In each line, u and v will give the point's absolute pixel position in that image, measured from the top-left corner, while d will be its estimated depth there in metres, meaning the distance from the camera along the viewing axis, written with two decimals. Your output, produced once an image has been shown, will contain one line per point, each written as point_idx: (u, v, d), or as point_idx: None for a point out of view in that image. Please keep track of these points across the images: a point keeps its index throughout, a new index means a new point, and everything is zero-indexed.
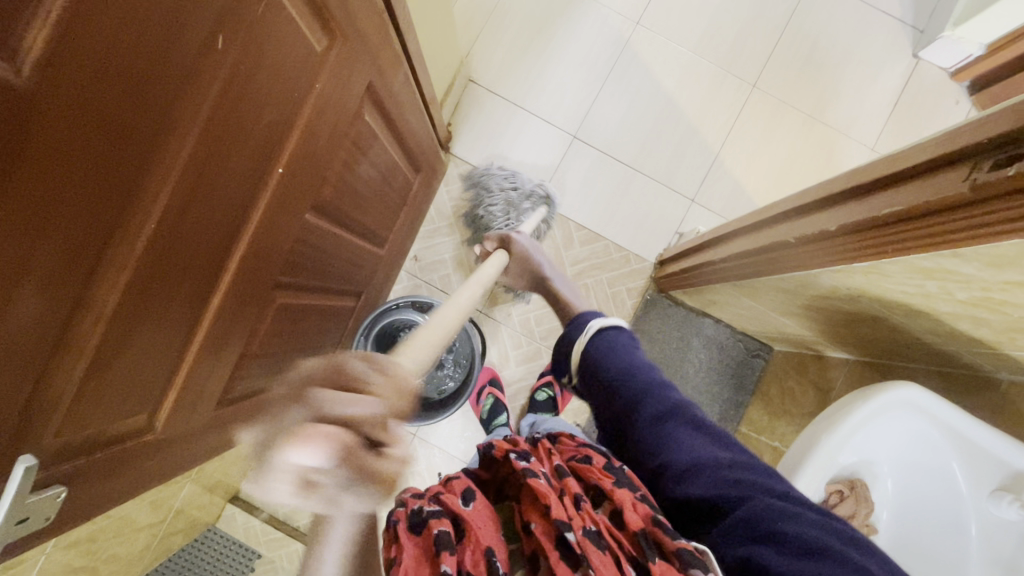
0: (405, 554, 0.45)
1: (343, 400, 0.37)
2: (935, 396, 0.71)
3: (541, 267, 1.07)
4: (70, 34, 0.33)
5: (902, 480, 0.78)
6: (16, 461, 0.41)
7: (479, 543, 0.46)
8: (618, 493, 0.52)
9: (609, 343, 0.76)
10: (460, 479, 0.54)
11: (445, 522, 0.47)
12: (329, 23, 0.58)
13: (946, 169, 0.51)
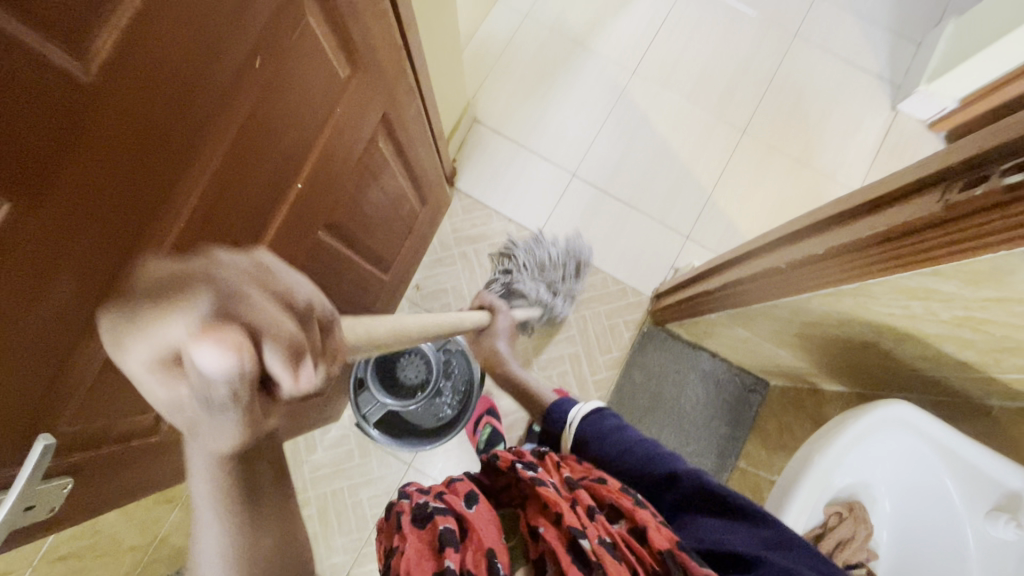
0: (409, 545, 0.45)
1: (274, 324, 0.26)
2: (927, 414, 0.72)
3: (500, 349, 1.12)
4: (131, 40, 0.36)
5: (899, 502, 0.78)
6: (36, 438, 0.43)
7: (482, 543, 0.46)
8: (638, 512, 0.51)
9: (596, 429, 0.72)
10: (462, 482, 0.55)
11: (449, 519, 0.48)
12: (354, 54, 0.64)
13: (920, 194, 0.55)
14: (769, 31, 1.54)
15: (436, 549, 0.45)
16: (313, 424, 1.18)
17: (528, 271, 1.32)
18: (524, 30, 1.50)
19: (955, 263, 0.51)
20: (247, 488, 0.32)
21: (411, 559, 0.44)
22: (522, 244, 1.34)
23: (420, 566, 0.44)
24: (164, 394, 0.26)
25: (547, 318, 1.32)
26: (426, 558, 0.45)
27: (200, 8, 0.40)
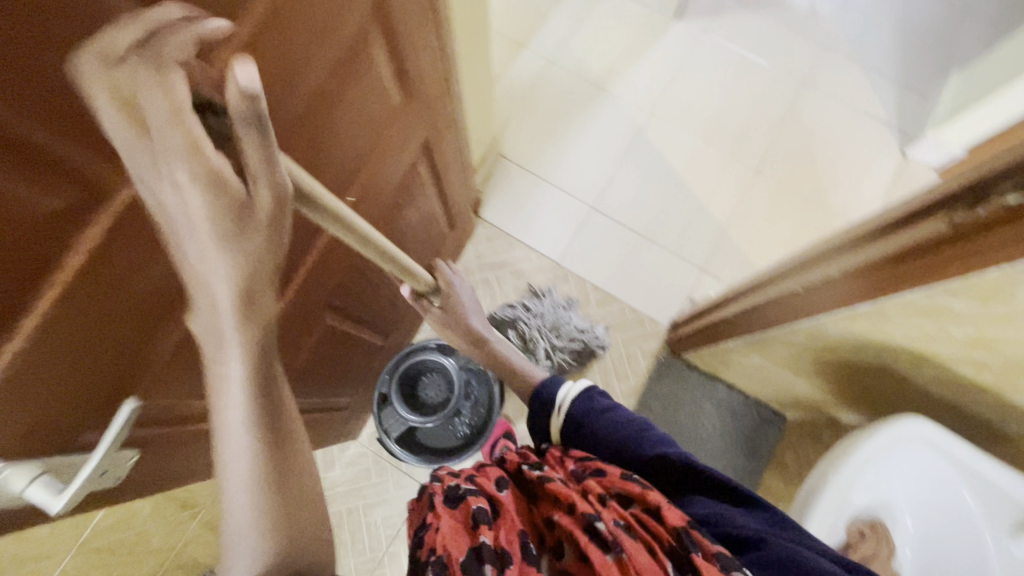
0: (445, 522, 0.49)
1: (173, 30, 0.33)
2: (946, 430, 0.73)
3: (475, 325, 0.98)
4: (242, 57, 0.41)
5: (921, 523, 0.78)
6: (121, 403, 0.47)
7: (513, 525, 0.50)
8: (649, 493, 0.53)
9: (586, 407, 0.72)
10: (491, 466, 0.59)
11: (482, 500, 0.51)
12: (408, 85, 0.71)
13: (924, 217, 0.59)
14: (780, 80, 1.63)
15: (471, 526, 0.48)
16: (334, 439, 1.20)
17: (541, 322, 1.35)
18: (548, 74, 1.61)
19: (974, 278, 0.55)
20: (269, 428, 0.43)
21: (447, 535, 0.47)
22: (552, 300, 1.39)
23: (456, 541, 0.47)
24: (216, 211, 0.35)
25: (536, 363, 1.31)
26: (462, 533, 0.48)
27: (300, 36, 0.47)
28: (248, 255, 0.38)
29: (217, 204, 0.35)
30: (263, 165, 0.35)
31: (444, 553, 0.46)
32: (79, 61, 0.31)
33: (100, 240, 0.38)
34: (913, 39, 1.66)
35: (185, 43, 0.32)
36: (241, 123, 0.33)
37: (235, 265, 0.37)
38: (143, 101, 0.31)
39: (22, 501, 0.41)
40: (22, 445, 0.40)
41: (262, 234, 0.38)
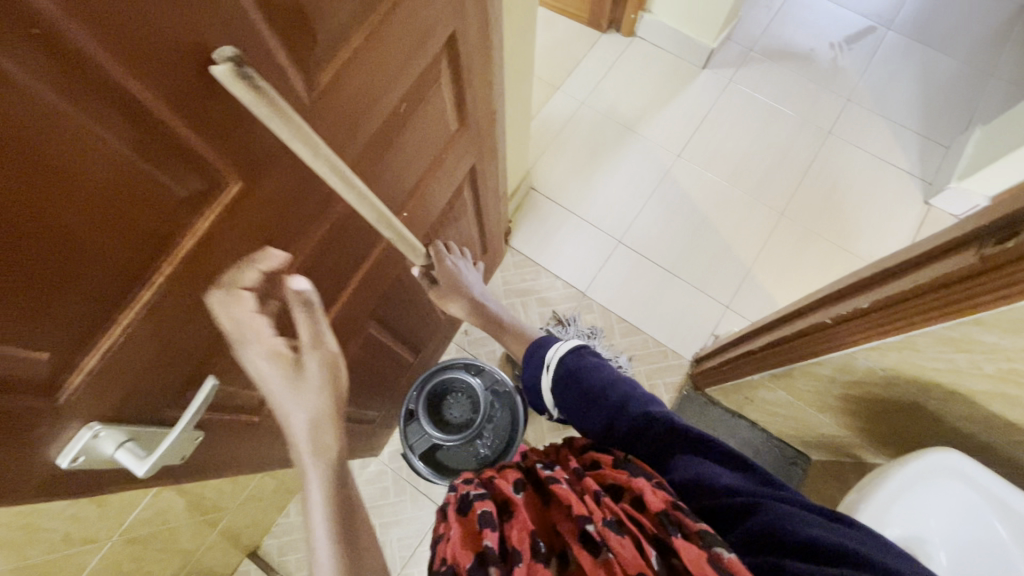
0: (454, 530, 0.49)
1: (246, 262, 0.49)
2: (975, 462, 0.74)
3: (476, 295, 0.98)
4: (342, 75, 0.47)
5: (960, 565, 0.73)
6: (203, 378, 0.52)
7: (525, 522, 0.49)
8: (636, 483, 0.53)
9: (572, 363, 0.73)
10: (510, 468, 0.60)
11: (488, 503, 0.51)
12: (465, 113, 0.78)
13: (957, 251, 0.62)
14: (804, 128, 1.69)
15: (479, 531, 0.49)
16: (359, 453, 1.21)
17: None
18: (580, 114, 1.69)
19: (1007, 307, 0.57)
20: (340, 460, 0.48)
21: (455, 544, 0.47)
22: (577, 327, 1.43)
23: (462, 547, 0.47)
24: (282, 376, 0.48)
25: None
26: (469, 539, 0.48)
27: (388, 61, 0.52)
28: (310, 400, 0.48)
29: (281, 363, 0.49)
30: (313, 326, 0.51)
31: (453, 563, 0.46)
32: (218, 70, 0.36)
33: (211, 228, 0.43)
34: (934, 96, 1.73)
35: (250, 271, 0.49)
36: (297, 311, 0.51)
37: (300, 406, 0.48)
38: (227, 306, 0.47)
39: (109, 463, 0.45)
40: (116, 410, 0.44)
41: (318, 382, 0.49)
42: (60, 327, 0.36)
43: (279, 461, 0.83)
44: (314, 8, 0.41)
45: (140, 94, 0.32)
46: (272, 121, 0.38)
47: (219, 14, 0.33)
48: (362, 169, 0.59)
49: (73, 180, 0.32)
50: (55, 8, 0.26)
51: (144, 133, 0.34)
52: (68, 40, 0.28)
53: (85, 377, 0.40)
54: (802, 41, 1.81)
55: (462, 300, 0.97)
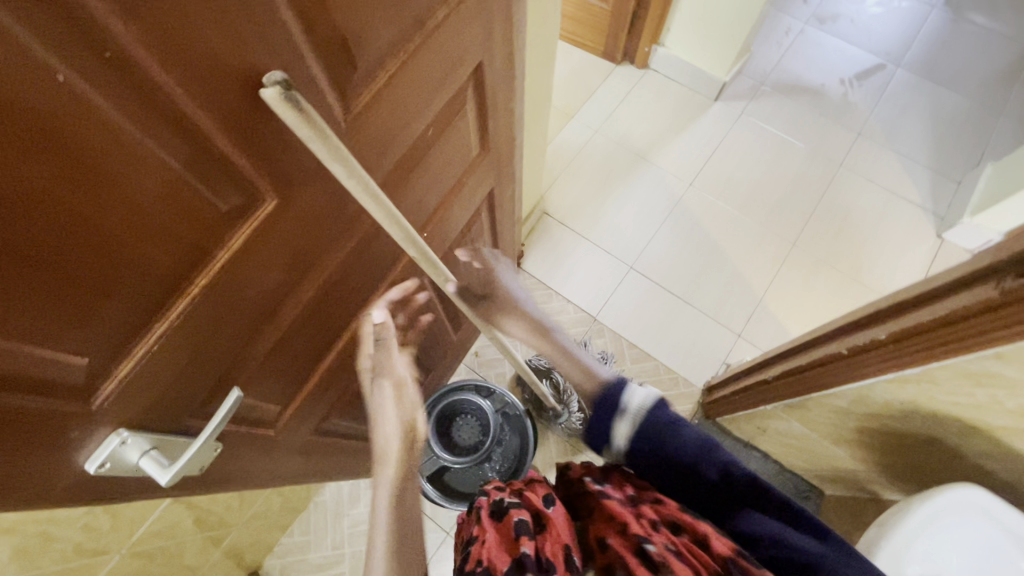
0: (489, 534, 0.51)
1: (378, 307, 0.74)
2: (999, 500, 0.72)
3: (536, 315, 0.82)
4: (376, 99, 0.48)
5: None
6: (228, 389, 0.53)
7: (557, 537, 0.51)
8: (699, 525, 0.53)
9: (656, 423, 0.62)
10: (539, 480, 0.60)
11: (524, 512, 0.53)
12: (486, 139, 0.80)
13: (977, 284, 0.62)
14: (815, 161, 1.71)
15: (514, 539, 0.50)
16: (367, 472, 1.20)
17: None
18: (593, 142, 1.72)
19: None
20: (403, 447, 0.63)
21: (491, 546, 0.50)
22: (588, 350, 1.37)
23: (499, 552, 0.49)
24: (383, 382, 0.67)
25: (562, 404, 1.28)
26: (505, 545, 0.50)
27: (419, 87, 0.54)
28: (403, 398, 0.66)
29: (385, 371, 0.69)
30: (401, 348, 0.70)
31: (489, 565, 0.48)
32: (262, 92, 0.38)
33: (246, 243, 0.44)
34: (944, 132, 1.75)
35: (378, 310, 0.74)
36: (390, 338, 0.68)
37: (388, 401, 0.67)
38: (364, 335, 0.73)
39: (135, 470, 0.46)
40: (144, 418, 0.45)
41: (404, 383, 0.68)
42: (101, 333, 0.37)
43: (289, 478, 0.83)
44: (354, 38, 0.43)
45: (194, 112, 0.34)
46: (312, 142, 0.39)
47: (267, 39, 0.35)
48: (389, 189, 0.61)
49: (126, 191, 0.33)
50: (126, 33, 0.28)
51: (194, 149, 0.36)
52: (136, 61, 0.30)
53: (119, 383, 0.41)
54: (813, 76, 1.84)
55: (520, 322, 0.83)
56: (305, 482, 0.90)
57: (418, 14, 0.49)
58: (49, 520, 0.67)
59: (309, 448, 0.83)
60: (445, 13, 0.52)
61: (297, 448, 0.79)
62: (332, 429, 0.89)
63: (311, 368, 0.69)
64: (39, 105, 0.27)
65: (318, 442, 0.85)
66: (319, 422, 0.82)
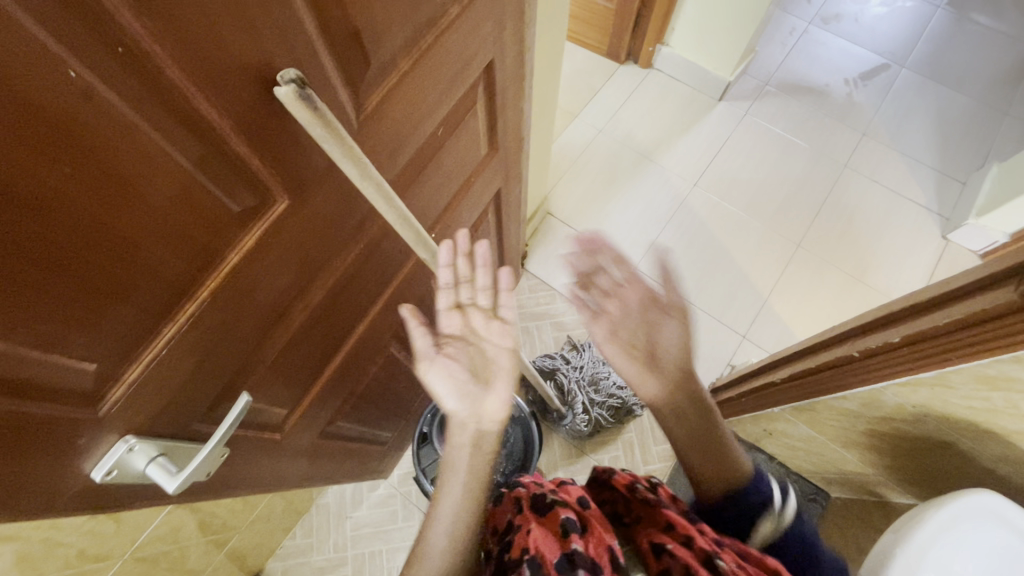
0: (535, 526, 0.51)
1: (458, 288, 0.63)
2: (1016, 507, 0.71)
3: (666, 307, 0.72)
4: (388, 97, 0.47)
5: None
6: (237, 394, 0.52)
7: (601, 538, 0.52)
8: (769, 559, 0.53)
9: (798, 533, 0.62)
10: (576, 486, 0.63)
11: (570, 512, 0.55)
12: (495, 138, 0.79)
13: (995, 286, 0.62)
14: (820, 161, 1.70)
15: (561, 534, 0.51)
16: (371, 475, 1.19)
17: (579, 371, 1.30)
18: (597, 143, 1.72)
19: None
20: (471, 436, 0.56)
21: (537, 537, 0.50)
22: (590, 350, 1.33)
23: (547, 544, 0.49)
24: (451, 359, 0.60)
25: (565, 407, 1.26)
26: (552, 540, 0.50)
27: (432, 86, 0.53)
28: (466, 386, 0.57)
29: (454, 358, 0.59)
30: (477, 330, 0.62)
31: (538, 554, 0.48)
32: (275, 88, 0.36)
33: (257, 244, 0.43)
34: (949, 132, 1.74)
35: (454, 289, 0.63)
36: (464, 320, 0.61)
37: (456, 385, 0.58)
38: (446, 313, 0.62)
39: (142, 478, 0.45)
40: (151, 424, 0.44)
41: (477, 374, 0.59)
42: (110, 338, 0.36)
43: (295, 481, 0.82)
44: (368, 33, 0.42)
45: (207, 110, 0.33)
46: (326, 142, 0.38)
47: (282, 34, 0.34)
48: (399, 190, 0.60)
49: (137, 191, 0.32)
50: (141, 29, 0.27)
51: (207, 148, 0.35)
52: (150, 58, 0.29)
53: (127, 389, 0.39)
54: (817, 76, 1.83)
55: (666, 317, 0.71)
56: (310, 486, 0.89)
57: (431, 11, 0.48)
58: (52, 526, 0.66)
59: (315, 451, 0.81)
60: (458, 10, 0.51)
61: (303, 450, 0.78)
62: (338, 431, 0.88)
63: (318, 371, 0.68)
64: (52, 104, 0.26)
65: (324, 445, 0.84)
66: (326, 424, 0.81)
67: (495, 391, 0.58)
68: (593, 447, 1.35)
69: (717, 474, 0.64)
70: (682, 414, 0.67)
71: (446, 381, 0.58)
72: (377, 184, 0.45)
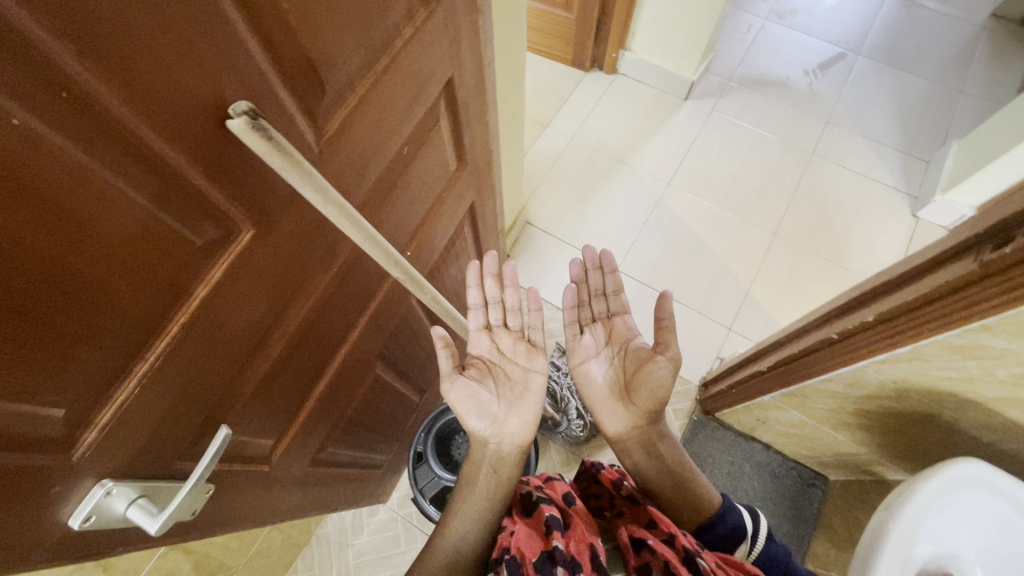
0: (520, 527, 0.57)
1: (495, 332, 0.81)
2: (996, 469, 0.72)
3: (622, 346, 0.80)
4: (346, 120, 0.48)
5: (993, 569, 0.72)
6: (215, 429, 0.52)
7: (582, 536, 0.56)
8: (745, 565, 0.58)
9: (772, 556, 0.64)
10: (559, 480, 0.67)
11: (553, 510, 0.60)
12: (463, 153, 0.80)
13: (961, 257, 0.63)
14: (787, 151, 1.74)
15: (544, 534, 0.56)
16: (369, 499, 1.18)
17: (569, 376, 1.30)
18: (570, 150, 1.74)
19: (1005, 313, 0.59)
20: (487, 451, 0.71)
21: (521, 540, 0.56)
22: None
23: (529, 545, 0.55)
24: (476, 380, 0.76)
25: (557, 414, 1.26)
26: (535, 540, 0.56)
27: (393, 106, 0.54)
28: (486, 407, 0.73)
29: (482, 382, 0.76)
30: (502, 362, 0.79)
31: (518, 554, 0.54)
32: (224, 119, 0.36)
33: (225, 276, 0.43)
34: (908, 115, 1.79)
35: (481, 336, 0.82)
36: (503, 355, 0.80)
37: (473, 403, 0.73)
38: (480, 341, 0.81)
39: (123, 522, 0.44)
40: (128, 465, 0.43)
41: (499, 397, 0.75)
42: (77, 381, 0.36)
43: (290, 513, 0.81)
44: (322, 61, 0.42)
45: (163, 150, 0.34)
46: (285, 170, 0.38)
47: (232, 65, 0.35)
48: (369, 211, 0.60)
49: (94, 232, 0.32)
50: (83, 70, 0.28)
51: (165, 186, 0.35)
52: (97, 100, 0.29)
53: (100, 432, 0.39)
54: (778, 69, 1.88)
55: (620, 353, 0.80)
56: (304, 516, 0.87)
57: (385, 34, 0.49)
58: None
59: (307, 480, 0.81)
60: (412, 31, 0.52)
61: (295, 479, 0.77)
62: (329, 458, 0.87)
63: (302, 399, 0.68)
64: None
65: (317, 472, 0.83)
66: (316, 451, 0.80)
67: (514, 416, 0.73)
68: (590, 452, 1.34)
69: (684, 506, 0.67)
70: (648, 448, 0.72)
71: (469, 401, 0.73)
72: (341, 207, 0.45)
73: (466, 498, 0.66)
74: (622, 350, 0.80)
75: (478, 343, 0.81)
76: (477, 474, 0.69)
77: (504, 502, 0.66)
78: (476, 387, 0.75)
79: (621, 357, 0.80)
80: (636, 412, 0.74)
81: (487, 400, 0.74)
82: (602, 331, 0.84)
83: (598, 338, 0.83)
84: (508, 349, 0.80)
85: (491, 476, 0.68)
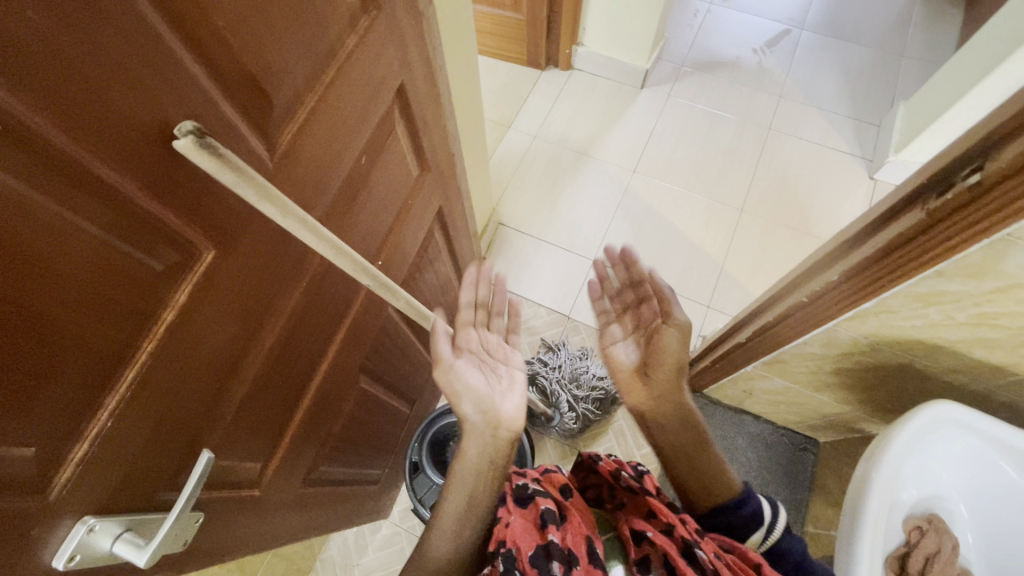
0: (515, 518, 0.57)
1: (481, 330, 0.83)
2: (977, 411, 0.73)
3: (648, 326, 0.81)
4: (296, 133, 0.48)
5: (974, 504, 0.77)
6: (197, 455, 0.51)
7: (579, 529, 0.57)
8: (749, 553, 0.59)
9: (788, 549, 0.64)
10: (557, 472, 0.68)
11: (550, 503, 0.60)
12: (423, 158, 0.80)
13: (908, 210, 0.66)
14: (745, 128, 1.79)
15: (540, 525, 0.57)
16: (369, 516, 1.17)
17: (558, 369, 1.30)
18: (534, 148, 1.76)
19: (958, 256, 0.62)
20: (473, 443, 0.69)
21: (516, 532, 0.56)
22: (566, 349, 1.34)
23: (525, 537, 0.56)
24: (471, 368, 0.76)
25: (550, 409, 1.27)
26: (532, 532, 0.56)
27: (344, 116, 0.54)
28: (479, 394, 0.73)
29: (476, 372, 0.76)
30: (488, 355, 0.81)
31: (514, 548, 0.55)
32: (168, 139, 0.36)
33: (190, 299, 0.43)
34: (856, 82, 1.86)
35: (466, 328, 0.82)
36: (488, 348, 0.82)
37: (469, 390, 0.73)
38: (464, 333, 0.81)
39: (112, 559, 0.44)
40: (108, 501, 0.43)
41: (489, 387, 0.75)
42: (45, 418, 0.35)
43: (289, 536, 0.80)
44: (265, 76, 0.43)
45: (110, 177, 0.33)
46: (238, 186, 0.38)
47: (172, 84, 0.35)
48: (333, 222, 0.60)
49: (46, 265, 0.32)
50: (17, 103, 0.27)
51: (117, 213, 0.35)
52: (33, 131, 0.29)
53: (77, 467, 0.39)
54: (727, 50, 1.93)
55: (646, 331, 0.81)
56: (303, 539, 0.86)
57: (328, 44, 0.50)
58: None
59: (301, 501, 0.80)
60: (356, 41, 0.53)
61: (290, 501, 0.76)
62: (322, 477, 0.86)
63: (288, 418, 0.67)
64: None
65: (311, 491, 0.83)
66: (308, 470, 0.80)
67: (506, 404, 0.74)
68: (586, 442, 1.35)
69: (696, 485, 0.69)
70: None
71: (466, 387, 0.73)
72: (301, 218, 0.45)
73: (452, 493, 0.66)
74: (648, 331, 0.81)
75: (464, 332, 0.81)
76: (463, 464, 0.68)
77: (493, 492, 0.66)
78: (471, 376, 0.74)
79: (645, 336, 0.81)
80: (657, 382, 0.75)
81: (480, 389, 0.74)
82: (630, 317, 0.86)
83: (626, 325, 0.85)
84: (491, 345, 0.82)
85: (481, 467, 0.67)
